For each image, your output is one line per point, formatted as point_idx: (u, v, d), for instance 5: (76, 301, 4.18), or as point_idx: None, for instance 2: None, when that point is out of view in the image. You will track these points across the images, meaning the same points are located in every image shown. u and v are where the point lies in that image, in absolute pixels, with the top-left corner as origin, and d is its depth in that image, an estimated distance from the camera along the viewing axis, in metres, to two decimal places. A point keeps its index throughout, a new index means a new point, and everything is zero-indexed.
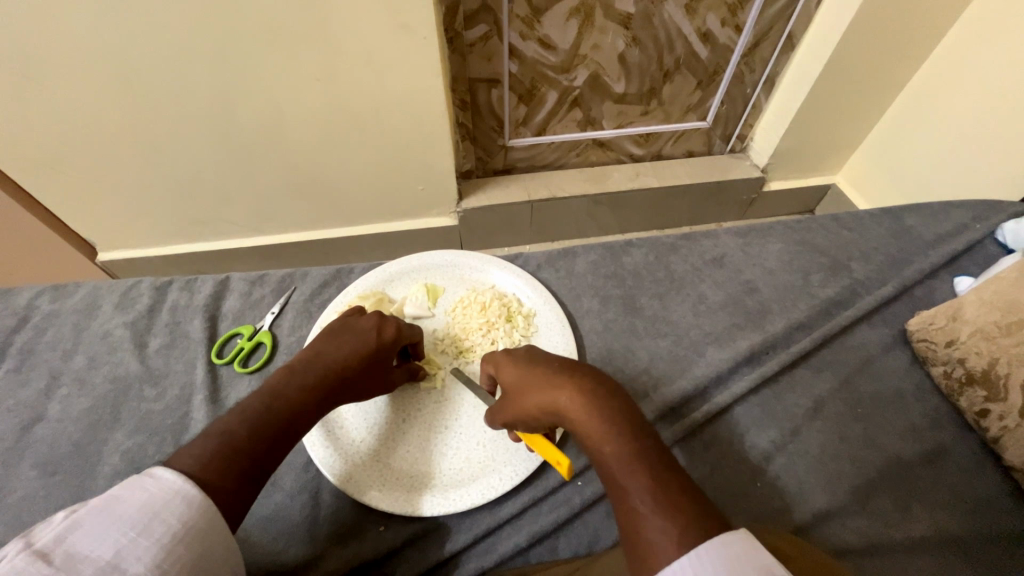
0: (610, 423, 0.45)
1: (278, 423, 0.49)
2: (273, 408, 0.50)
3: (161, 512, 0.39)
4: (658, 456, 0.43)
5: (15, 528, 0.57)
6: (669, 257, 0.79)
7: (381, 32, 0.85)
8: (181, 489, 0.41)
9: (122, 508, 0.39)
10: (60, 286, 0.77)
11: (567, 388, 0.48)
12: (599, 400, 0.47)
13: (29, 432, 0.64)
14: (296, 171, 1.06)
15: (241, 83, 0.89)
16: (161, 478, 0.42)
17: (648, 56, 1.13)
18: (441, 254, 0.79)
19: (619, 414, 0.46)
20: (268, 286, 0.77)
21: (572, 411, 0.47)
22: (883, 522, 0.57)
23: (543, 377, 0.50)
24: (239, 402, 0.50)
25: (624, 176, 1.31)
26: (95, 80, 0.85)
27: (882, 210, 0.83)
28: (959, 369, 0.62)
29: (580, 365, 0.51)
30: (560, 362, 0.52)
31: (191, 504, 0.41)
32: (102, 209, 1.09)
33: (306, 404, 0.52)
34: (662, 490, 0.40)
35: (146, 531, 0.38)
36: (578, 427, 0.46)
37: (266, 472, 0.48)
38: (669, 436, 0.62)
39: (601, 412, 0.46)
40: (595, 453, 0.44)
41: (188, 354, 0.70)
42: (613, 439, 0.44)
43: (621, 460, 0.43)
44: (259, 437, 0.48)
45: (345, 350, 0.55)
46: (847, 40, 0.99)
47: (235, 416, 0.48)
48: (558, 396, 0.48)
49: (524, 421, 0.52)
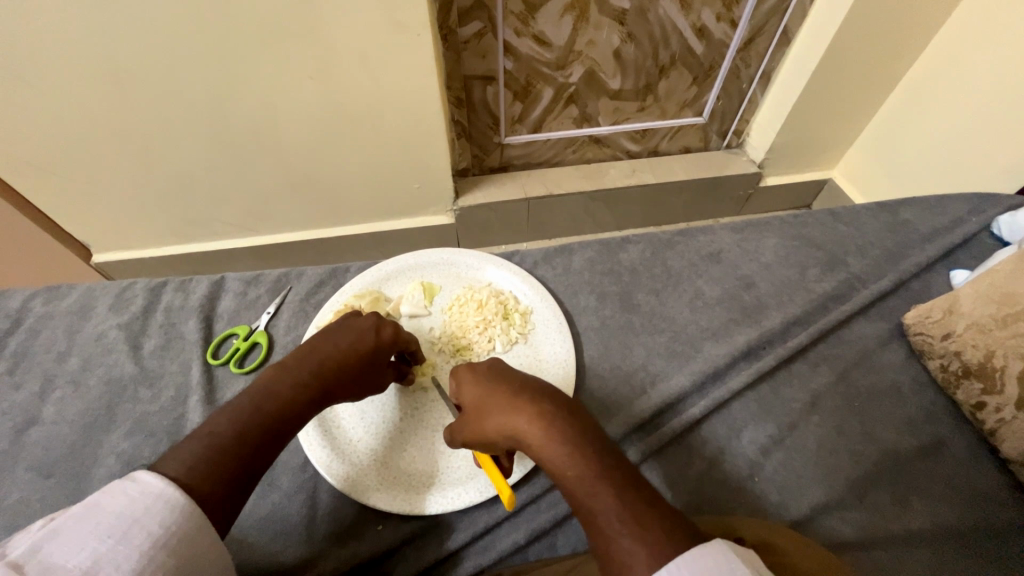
0: (573, 445, 0.44)
1: (267, 426, 0.49)
2: (263, 409, 0.50)
3: (142, 519, 0.39)
4: (621, 472, 0.43)
5: (9, 531, 0.57)
6: (666, 253, 0.79)
7: (375, 30, 0.84)
8: (164, 493, 0.41)
9: (102, 516, 0.38)
10: (54, 288, 0.76)
11: (526, 408, 0.48)
12: (560, 420, 0.47)
13: (23, 434, 0.64)
14: (292, 170, 1.06)
15: (234, 82, 0.88)
16: (144, 482, 0.41)
17: (643, 52, 1.12)
18: (437, 253, 0.79)
19: (582, 432, 0.46)
20: (264, 286, 0.77)
21: (531, 434, 0.46)
22: (880, 515, 0.57)
23: (503, 399, 0.49)
24: (229, 402, 0.50)
25: (620, 173, 1.31)
26: (87, 80, 0.85)
27: (879, 204, 0.82)
28: (955, 362, 0.62)
29: (539, 387, 0.50)
30: (521, 380, 0.51)
31: (175, 508, 0.40)
32: (96, 210, 1.08)
33: (297, 406, 0.51)
34: (631, 508, 0.40)
35: (126, 538, 0.38)
36: (537, 451, 0.46)
37: (254, 476, 0.47)
38: (657, 437, 0.62)
39: (561, 432, 0.45)
40: (559, 477, 0.44)
41: (183, 355, 0.70)
42: (577, 463, 0.43)
43: (586, 484, 0.42)
44: (247, 441, 0.47)
45: (342, 348, 0.55)
46: (844, 33, 0.98)
47: (225, 417, 0.48)
48: (517, 420, 0.47)
49: (480, 444, 0.51)
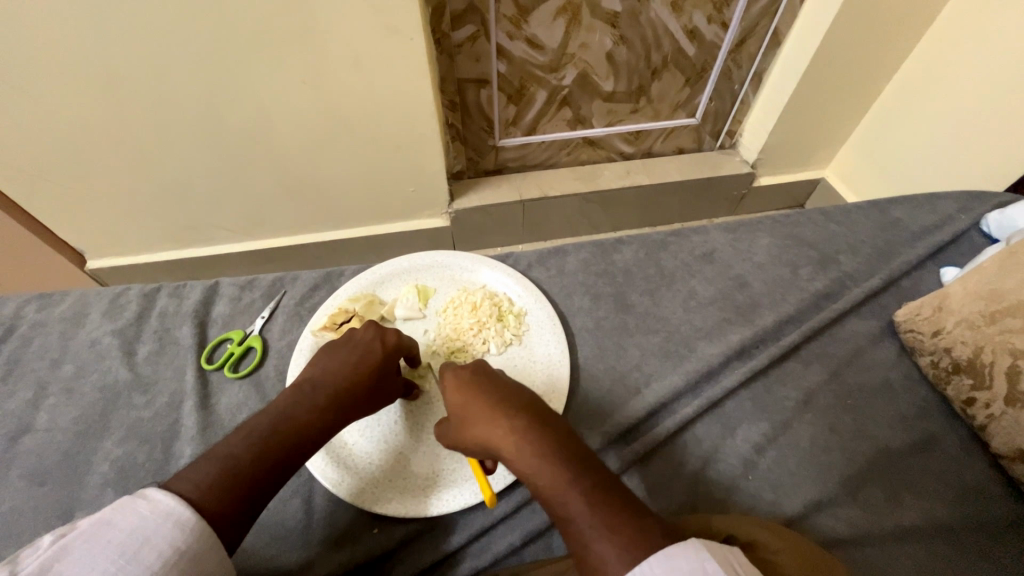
0: (544, 455, 0.45)
1: (282, 446, 0.51)
2: (279, 430, 0.51)
3: (151, 538, 0.40)
4: (593, 479, 0.44)
5: (4, 539, 0.57)
6: (659, 254, 0.79)
7: (367, 35, 0.85)
8: (173, 512, 0.42)
9: (112, 534, 0.40)
10: (47, 295, 0.76)
11: (500, 418, 0.49)
12: (532, 430, 0.47)
13: (17, 442, 0.64)
14: (286, 174, 1.06)
15: (228, 88, 0.89)
16: (155, 501, 0.42)
17: (635, 54, 1.13)
18: (432, 255, 0.79)
19: (555, 439, 0.47)
20: (258, 291, 0.77)
21: (505, 446, 0.47)
22: (873, 511, 0.58)
23: (478, 411, 0.50)
24: (245, 424, 0.52)
25: (614, 175, 1.31)
26: (80, 87, 0.85)
27: (869, 203, 0.83)
28: (945, 358, 0.62)
29: (513, 395, 0.51)
30: (495, 389, 0.52)
31: (184, 528, 0.42)
32: (89, 216, 1.08)
33: (315, 425, 0.53)
34: (603, 513, 0.42)
35: (135, 559, 0.39)
36: (511, 461, 0.47)
37: (268, 495, 0.49)
38: (637, 446, 0.61)
39: (533, 443, 0.46)
40: (533, 486, 0.45)
41: (177, 361, 0.70)
42: (547, 473, 0.44)
43: (557, 492, 0.44)
44: (261, 462, 0.49)
45: (351, 365, 0.57)
46: (833, 34, 0.99)
47: (240, 439, 0.50)
48: (492, 432, 0.48)
49: (462, 451, 0.53)
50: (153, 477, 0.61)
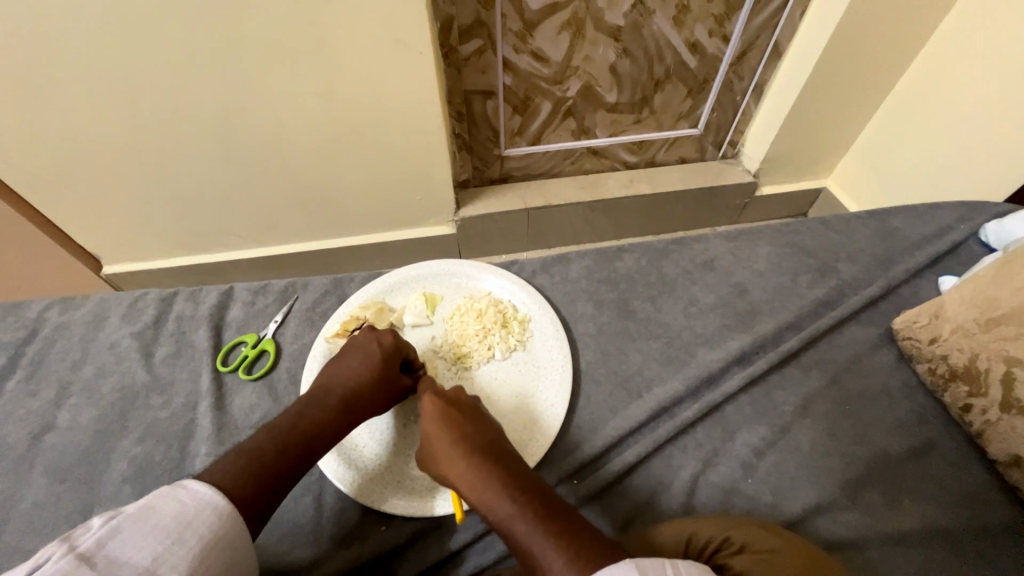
0: (499, 488, 0.48)
1: (299, 441, 0.54)
2: (296, 426, 0.55)
3: (194, 522, 0.43)
4: (545, 508, 0.46)
5: (27, 534, 0.59)
6: (661, 261, 0.81)
7: (378, 49, 0.88)
8: (212, 500, 0.45)
9: (157, 516, 0.42)
10: (67, 299, 0.78)
11: (462, 453, 0.52)
12: (490, 466, 0.50)
13: (39, 440, 0.66)
14: (298, 183, 1.08)
15: (244, 98, 0.92)
16: (194, 490, 0.45)
17: (639, 66, 1.15)
18: (438, 264, 0.81)
19: (506, 474, 0.49)
20: (271, 296, 0.79)
21: (465, 481, 0.50)
22: (871, 514, 0.59)
23: (443, 446, 0.53)
24: (265, 423, 0.55)
25: (618, 184, 1.34)
26: (102, 98, 0.88)
27: (869, 212, 0.84)
28: (942, 365, 0.64)
29: (475, 432, 0.54)
30: (461, 422, 0.54)
31: (221, 514, 0.44)
32: (106, 221, 1.10)
33: (325, 423, 0.56)
34: (548, 541, 0.43)
35: (179, 540, 0.41)
36: (470, 495, 0.50)
37: (286, 487, 0.52)
38: (602, 474, 0.62)
39: (489, 478, 0.49)
40: (490, 517, 0.48)
41: (193, 362, 0.72)
42: (501, 504, 0.47)
43: (509, 522, 0.46)
44: (281, 454, 0.52)
45: (354, 368, 0.60)
46: (832, 47, 1.02)
47: (262, 435, 0.53)
48: (455, 468, 0.51)
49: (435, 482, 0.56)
50: (170, 476, 0.63)
